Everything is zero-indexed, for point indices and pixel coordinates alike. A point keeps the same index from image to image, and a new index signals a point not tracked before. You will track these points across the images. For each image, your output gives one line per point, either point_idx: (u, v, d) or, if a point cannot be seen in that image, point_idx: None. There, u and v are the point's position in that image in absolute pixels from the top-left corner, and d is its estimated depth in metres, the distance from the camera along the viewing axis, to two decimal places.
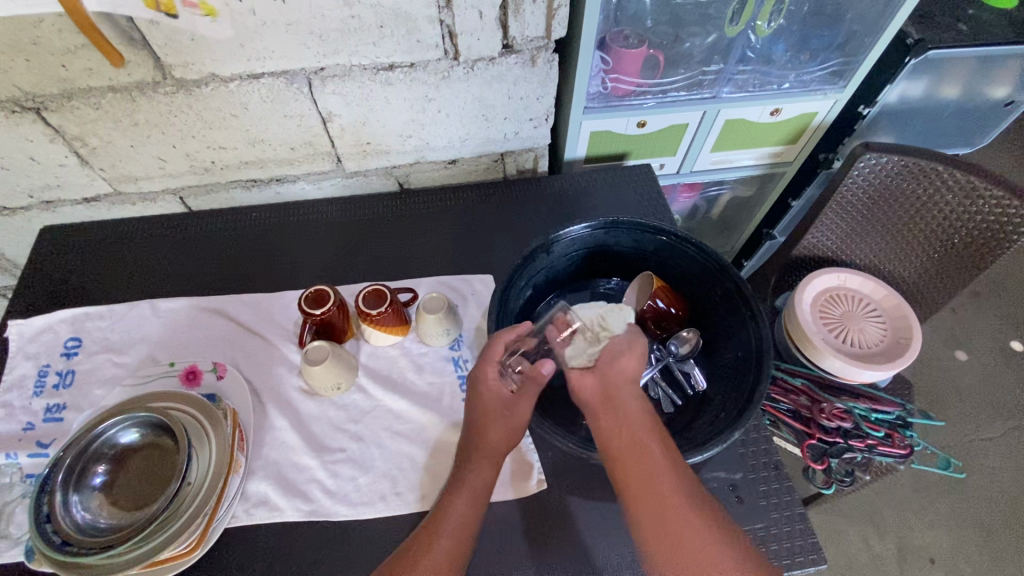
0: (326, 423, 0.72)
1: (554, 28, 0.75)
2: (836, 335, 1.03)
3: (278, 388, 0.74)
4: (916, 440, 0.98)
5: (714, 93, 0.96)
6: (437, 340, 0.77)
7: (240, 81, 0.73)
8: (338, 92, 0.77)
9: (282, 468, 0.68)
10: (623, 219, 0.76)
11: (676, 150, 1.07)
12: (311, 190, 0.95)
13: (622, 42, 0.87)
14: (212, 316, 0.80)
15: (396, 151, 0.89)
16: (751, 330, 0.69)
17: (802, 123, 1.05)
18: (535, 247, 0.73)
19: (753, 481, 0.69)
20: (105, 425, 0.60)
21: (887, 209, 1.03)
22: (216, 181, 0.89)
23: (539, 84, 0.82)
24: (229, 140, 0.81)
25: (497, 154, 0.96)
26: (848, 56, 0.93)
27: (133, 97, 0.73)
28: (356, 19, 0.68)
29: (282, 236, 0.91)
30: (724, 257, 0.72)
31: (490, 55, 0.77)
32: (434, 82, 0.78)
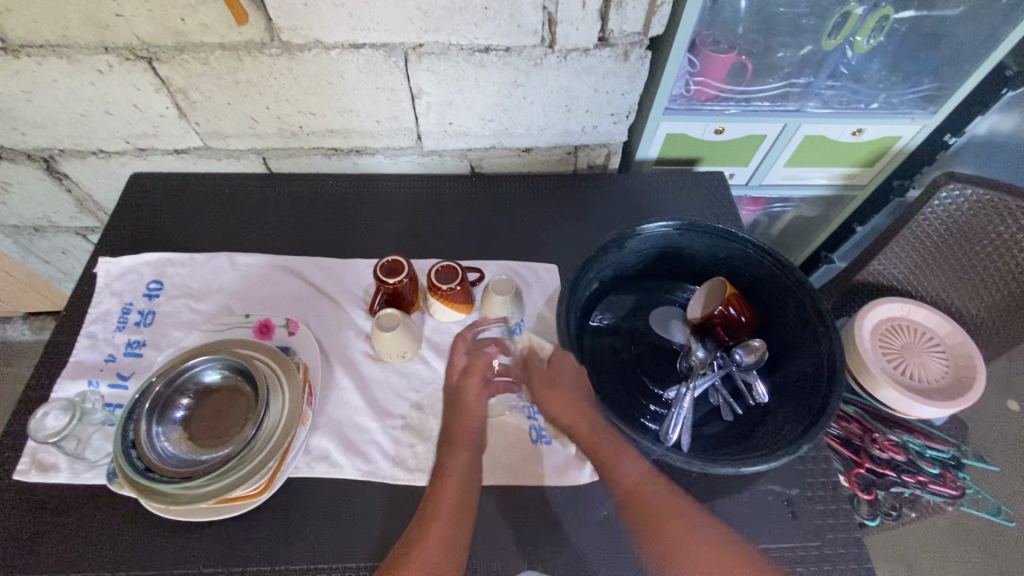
0: (388, 388, 0.74)
1: (652, 25, 0.75)
2: (895, 367, 1.00)
3: (344, 350, 0.76)
4: (968, 482, 0.97)
5: (799, 107, 0.94)
6: (500, 321, 0.78)
7: (341, 50, 0.75)
8: (432, 69, 0.78)
9: (344, 427, 0.70)
10: (700, 222, 0.76)
11: (749, 161, 1.05)
12: (387, 164, 0.97)
13: (712, 46, 0.87)
14: (286, 275, 0.83)
15: (475, 134, 0.90)
16: (823, 345, 0.68)
17: (882, 146, 1.02)
18: (609, 240, 0.75)
19: (809, 499, 0.68)
20: (192, 364, 0.63)
21: (965, 242, 1.00)
22: (299, 146, 0.92)
23: (627, 80, 0.82)
24: (321, 107, 0.84)
25: (572, 147, 0.96)
26: (943, 81, 0.91)
27: (239, 56, 0.76)
28: None
29: (355, 206, 0.93)
30: (800, 271, 0.72)
31: (585, 47, 0.77)
32: (525, 68, 0.79)
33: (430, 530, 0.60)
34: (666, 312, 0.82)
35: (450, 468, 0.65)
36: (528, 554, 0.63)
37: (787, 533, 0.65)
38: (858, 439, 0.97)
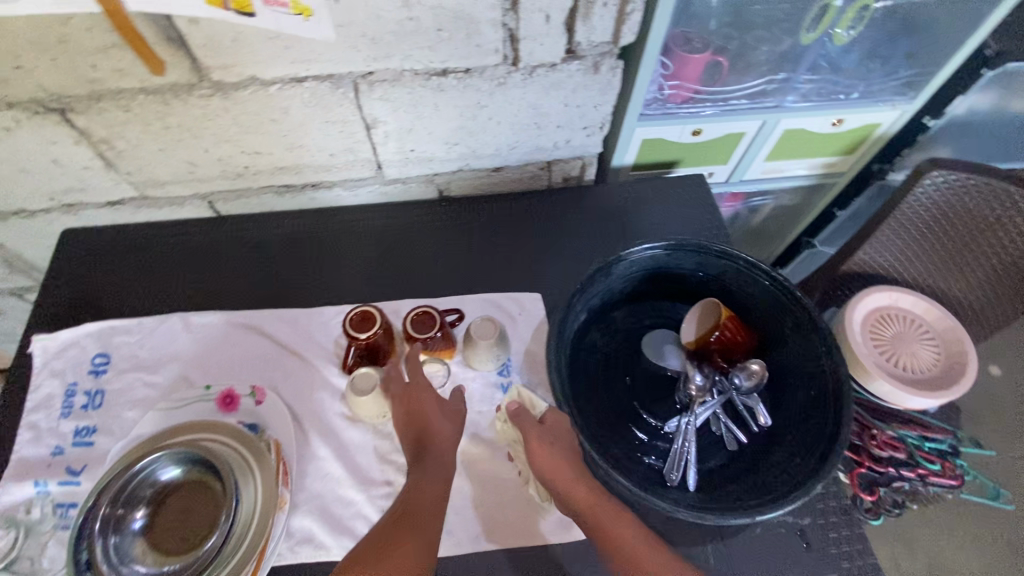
0: (371, 453, 0.68)
1: (623, 33, 0.69)
2: (887, 358, 1.00)
3: (319, 414, 0.70)
4: (966, 469, 0.96)
5: (778, 102, 0.90)
6: (486, 365, 0.73)
7: (282, 85, 0.68)
8: (386, 97, 0.71)
9: (326, 502, 0.65)
10: (687, 241, 0.71)
11: (728, 159, 1.01)
12: (347, 197, 0.89)
13: (684, 45, 0.82)
14: (247, 333, 0.76)
15: (439, 158, 0.83)
16: (826, 366, 0.65)
17: (862, 134, 0.99)
18: (595, 271, 0.69)
19: (822, 527, 0.65)
20: (141, 466, 0.56)
21: (950, 227, 0.98)
22: (249, 186, 0.84)
23: (599, 92, 0.76)
24: (266, 145, 0.76)
25: (545, 162, 0.90)
26: (923, 66, 0.87)
27: (166, 100, 0.67)
28: (413, 21, 0.62)
29: (316, 245, 0.86)
30: (798, 289, 0.68)
31: (552, 61, 0.70)
32: (489, 89, 0.72)
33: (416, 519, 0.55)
34: (661, 335, 0.77)
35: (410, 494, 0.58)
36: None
37: (802, 566, 0.63)
38: (857, 438, 0.94)
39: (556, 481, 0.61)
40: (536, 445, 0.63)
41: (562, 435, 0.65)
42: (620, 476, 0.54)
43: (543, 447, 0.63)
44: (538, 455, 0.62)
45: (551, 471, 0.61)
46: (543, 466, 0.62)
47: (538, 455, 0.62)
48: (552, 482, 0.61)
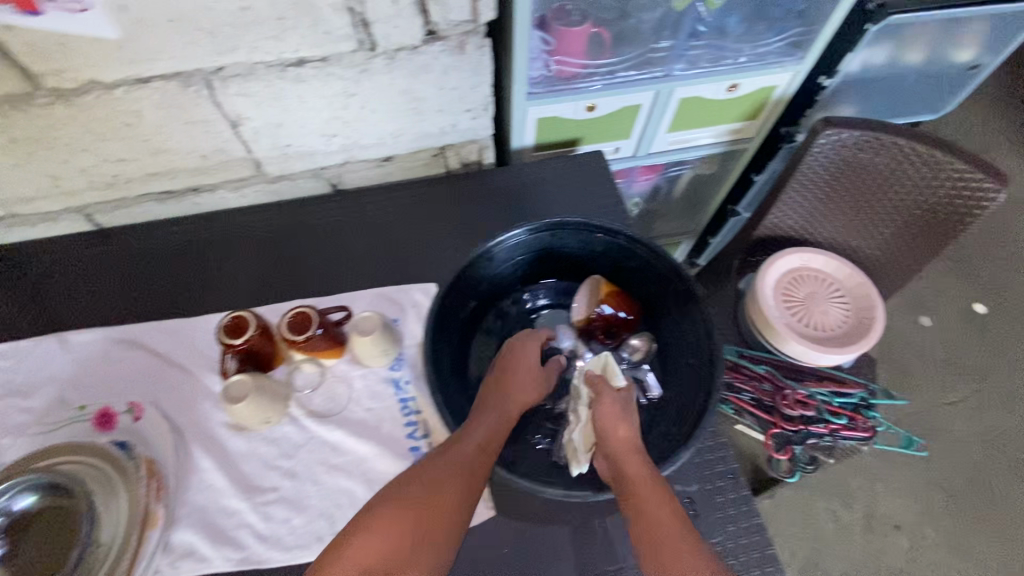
0: (257, 460, 0.67)
1: (481, 10, 0.67)
2: (799, 319, 1.01)
3: (203, 425, 0.69)
4: (880, 420, 0.98)
5: (666, 71, 0.89)
6: (375, 360, 0.71)
7: (127, 87, 0.64)
8: (243, 92, 0.68)
9: (209, 514, 0.63)
10: (567, 220, 0.70)
11: (630, 132, 1.00)
12: (233, 199, 0.86)
13: (564, 19, 0.80)
14: (129, 348, 0.74)
15: (321, 152, 0.81)
16: (702, 334, 0.65)
17: (759, 98, 0.99)
18: (472, 257, 0.68)
19: (708, 493, 0.66)
20: None
21: (851, 184, 0.99)
22: (124, 196, 0.80)
23: (472, 73, 0.74)
24: (129, 151, 0.73)
25: (437, 149, 0.88)
26: (807, 25, 0.87)
27: (3, 111, 0.64)
28: (249, 10, 0.60)
29: (204, 251, 0.83)
30: (674, 259, 0.68)
31: (413, 44, 0.68)
32: (352, 76, 0.70)
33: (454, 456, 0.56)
34: (552, 318, 0.78)
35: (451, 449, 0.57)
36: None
37: None
38: (769, 400, 0.98)
39: (618, 447, 0.58)
40: (610, 403, 0.62)
41: (632, 410, 0.63)
42: (547, 492, 0.54)
43: (625, 411, 0.61)
44: (605, 417, 0.61)
45: (621, 436, 0.59)
46: (605, 426, 0.60)
47: (609, 413, 0.60)
48: (609, 445, 0.59)
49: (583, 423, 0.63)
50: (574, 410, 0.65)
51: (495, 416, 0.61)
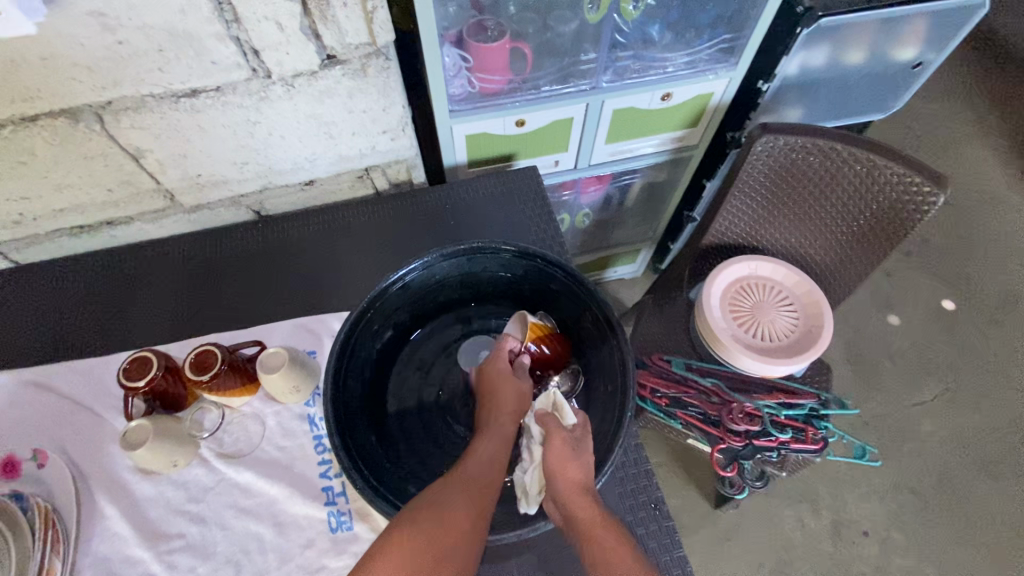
0: (164, 505, 0.64)
1: (379, 32, 0.65)
2: (747, 330, 0.98)
3: (109, 470, 0.66)
4: (831, 431, 0.95)
5: (594, 83, 0.87)
6: (288, 397, 0.69)
7: (12, 126, 0.62)
8: (138, 125, 0.66)
9: (110, 565, 0.61)
10: (483, 245, 0.68)
11: (567, 145, 0.98)
12: (153, 230, 0.84)
13: (479, 34, 0.78)
14: (38, 391, 0.72)
15: (236, 179, 0.79)
16: (617, 361, 0.63)
17: (697, 105, 0.96)
18: (381, 288, 0.66)
19: (631, 525, 0.64)
20: None
21: (794, 190, 0.97)
22: (35, 233, 0.78)
23: (381, 95, 0.72)
24: (30, 188, 0.71)
25: (361, 170, 0.86)
26: (735, 31, 0.85)
27: None
28: (125, 44, 0.57)
29: (122, 286, 0.81)
30: (591, 283, 0.66)
31: (310, 69, 0.66)
32: (252, 104, 0.68)
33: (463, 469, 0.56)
34: (476, 344, 0.74)
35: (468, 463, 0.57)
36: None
37: None
38: (717, 414, 0.93)
39: (566, 489, 0.55)
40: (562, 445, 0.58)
41: (586, 447, 0.58)
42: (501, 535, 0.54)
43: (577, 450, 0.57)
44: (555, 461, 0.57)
45: (571, 481, 0.55)
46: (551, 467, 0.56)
47: (555, 452, 0.57)
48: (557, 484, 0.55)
49: (537, 463, 0.60)
50: (529, 448, 0.62)
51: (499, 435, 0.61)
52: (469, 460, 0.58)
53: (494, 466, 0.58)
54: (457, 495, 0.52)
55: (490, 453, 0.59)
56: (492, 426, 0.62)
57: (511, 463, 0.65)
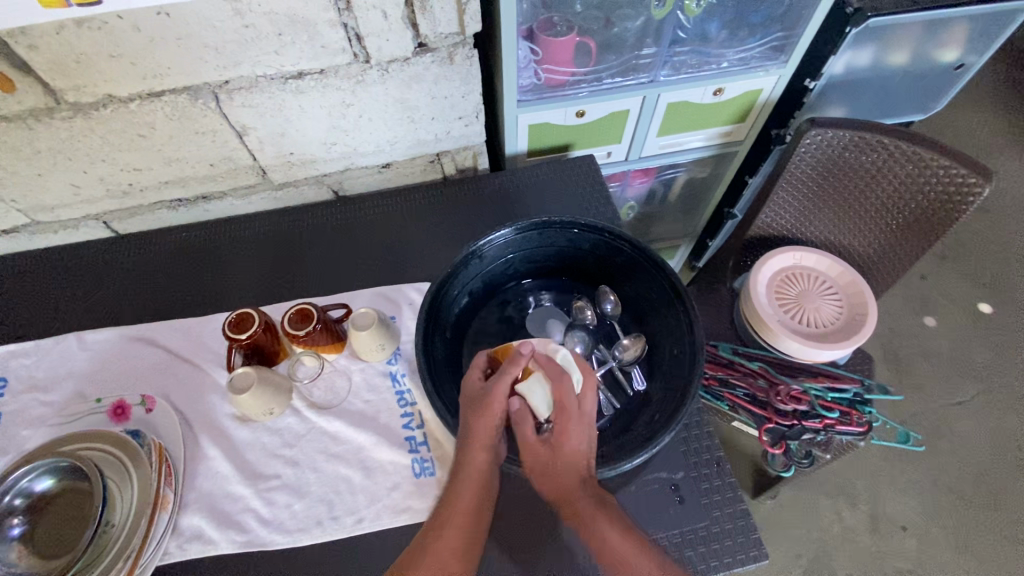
0: (260, 449, 0.70)
1: (468, 23, 0.71)
2: (793, 317, 1.02)
3: (210, 416, 0.72)
4: (875, 416, 0.98)
5: (652, 76, 0.93)
6: (372, 355, 0.75)
7: (140, 101, 0.70)
8: (247, 104, 0.73)
9: (215, 500, 0.67)
10: (554, 219, 0.74)
11: (621, 137, 1.04)
12: (241, 206, 0.92)
13: (550, 30, 0.84)
14: (142, 345, 0.78)
15: (322, 159, 0.86)
16: (684, 327, 0.68)
17: (746, 101, 1.01)
18: (463, 256, 0.71)
19: (694, 480, 0.68)
20: (16, 477, 0.58)
21: (839, 182, 1.00)
22: (138, 204, 0.86)
23: (461, 82, 0.79)
24: (143, 161, 0.78)
25: (433, 155, 0.92)
26: (788, 29, 0.90)
27: (29, 125, 0.69)
28: (250, 28, 0.64)
29: (214, 256, 0.88)
30: (658, 255, 0.71)
31: (404, 56, 0.73)
32: (348, 87, 0.75)
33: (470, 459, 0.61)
34: (544, 312, 0.79)
35: (461, 490, 0.61)
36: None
37: (676, 520, 0.65)
38: (764, 396, 0.99)
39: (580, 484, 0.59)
40: (562, 435, 0.60)
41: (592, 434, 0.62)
42: None
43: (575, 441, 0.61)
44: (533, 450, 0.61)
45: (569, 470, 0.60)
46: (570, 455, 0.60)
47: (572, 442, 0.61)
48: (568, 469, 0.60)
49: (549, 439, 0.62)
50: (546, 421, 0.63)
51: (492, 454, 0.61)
52: (461, 484, 0.61)
53: (483, 482, 0.61)
54: (455, 528, 0.58)
55: (482, 466, 0.61)
56: (480, 447, 0.61)
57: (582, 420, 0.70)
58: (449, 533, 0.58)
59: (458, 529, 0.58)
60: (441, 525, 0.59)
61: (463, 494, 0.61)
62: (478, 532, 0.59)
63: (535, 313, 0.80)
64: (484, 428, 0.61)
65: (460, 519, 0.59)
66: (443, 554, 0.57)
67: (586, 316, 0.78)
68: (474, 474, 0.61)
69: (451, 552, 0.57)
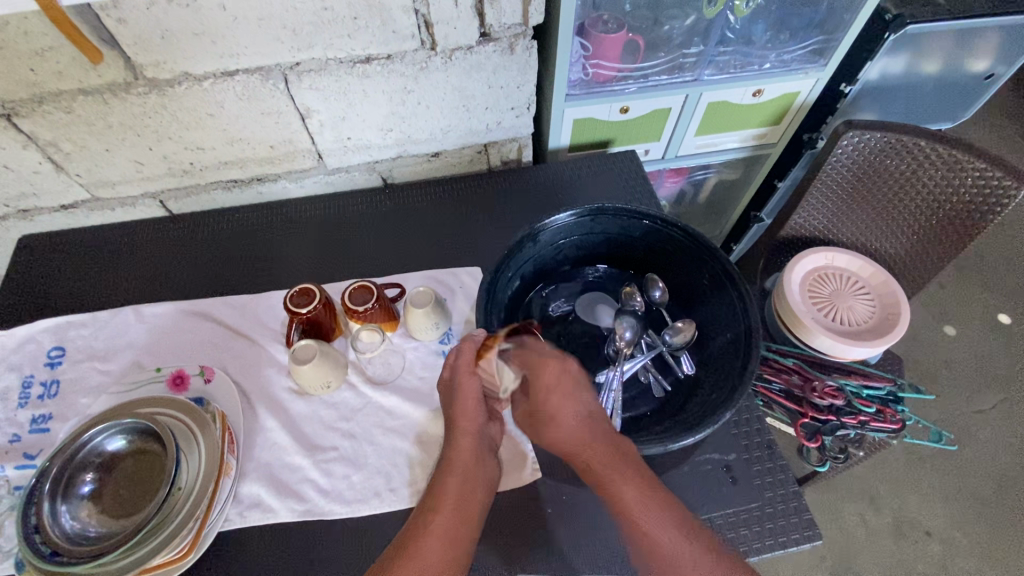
0: (318, 422, 0.71)
1: (531, 14, 0.74)
2: (825, 314, 1.03)
3: (267, 389, 0.74)
4: (909, 415, 0.99)
5: (696, 76, 0.96)
6: (426, 334, 0.76)
7: (213, 79, 0.72)
8: (314, 86, 0.75)
9: (274, 469, 0.68)
10: (608, 206, 0.76)
11: (660, 134, 1.07)
12: (293, 189, 0.94)
13: (601, 27, 0.86)
14: (198, 320, 0.80)
15: (377, 145, 0.88)
16: (738, 310, 0.70)
17: (783, 103, 1.04)
18: (521, 237, 0.73)
19: (746, 461, 0.70)
20: (91, 434, 0.60)
21: (871, 185, 1.02)
22: (195, 183, 0.88)
23: (519, 72, 0.81)
24: (207, 140, 0.80)
25: (481, 145, 0.95)
26: (829, 34, 0.93)
27: (105, 99, 0.71)
28: (329, 11, 0.67)
29: (266, 236, 0.90)
30: (711, 242, 0.73)
31: (468, 44, 0.76)
32: (412, 73, 0.77)
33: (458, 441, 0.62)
34: (592, 297, 0.83)
35: (450, 477, 0.59)
36: (491, 555, 0.63)
37: (729, 498, 0.67)
38: (800, 391, 1.00)
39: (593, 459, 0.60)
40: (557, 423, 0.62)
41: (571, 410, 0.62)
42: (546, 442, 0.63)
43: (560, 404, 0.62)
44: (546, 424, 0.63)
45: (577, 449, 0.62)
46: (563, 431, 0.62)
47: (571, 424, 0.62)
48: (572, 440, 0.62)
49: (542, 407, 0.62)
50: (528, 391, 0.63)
51: (476, 437, 0.63)
52: (450, 474, 0.60)
53: (467, 472, 0.60)
54: (444, 515, 0.56)
55: (469, 450, 0.62)
56: (463, 432, 0.62)
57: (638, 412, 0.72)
58: (438, 522, 0.55)
59: (450, 513, 0.56)
60: (431, 513, 0.57)
61: (451, 482, 0.59)
62: (469, 519, 0.57)
63: (583, 300, 0.82)
64: (462, 413, 0.63)
65: (443, 515, 0.56)
66: (433, 539, 0.54)
67: (635, 302, 0.81)
68: (461, 462, 0.61)
69: (440, 538, 0.54)
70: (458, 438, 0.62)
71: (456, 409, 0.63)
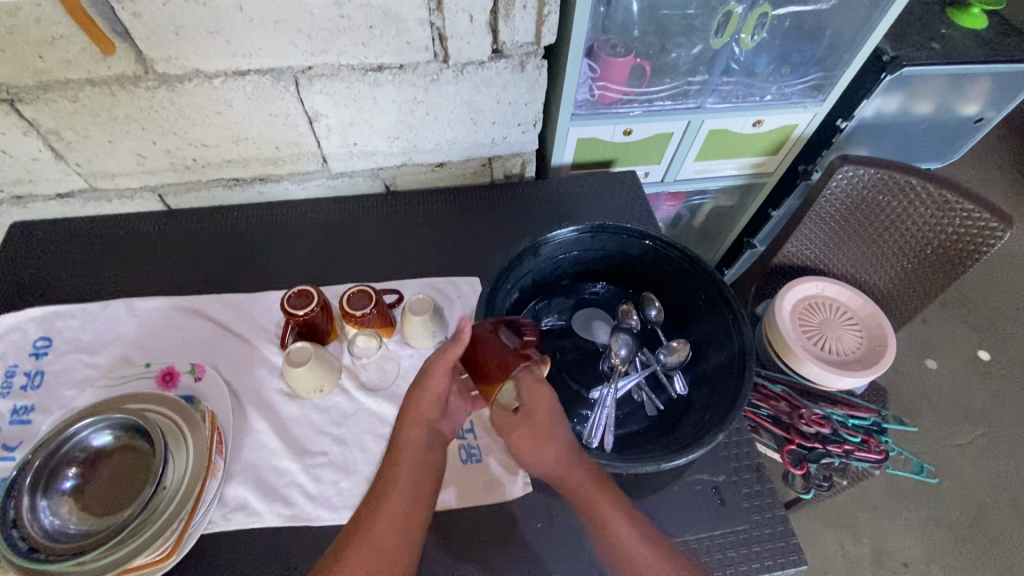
0: (308, 425, 0.71)
1: (543, 35, 0.76)
2: (814, 343, 1.04)
3: (258, 390, 0.73)
4: (891, 446, 1.00)
5: (699, 103, 0.98)
6: (422, 342, 0.76)
7: (224, 78, 0.72)
8: (325, 91, 0.76)
9: (260, 472, 0.67)
10: (608, 224, 0.77)
11: (661, 158, 1.09)
12: (296, 190, 0.94)
13: (609, 50, 0.88)
14: (192, 317, 0.78)
15: (382, 153, 0.89)
16: (732, 332, 0.71)
17: (782, 134, 1.07)
18: (523, 249, 0.73)
19: (734, 484, 0.70)
20: (77, 428, 0.59)
21: (864, 219, 1.04)
22: (195, 179, 0.88)
23: (528, 90, 0.83)
24: (214, 137, 0.80)
25: (485, 158, 0.95)
26: (827, 70, 0.96)
27: (113, 91, 0.71)
28: (345, 18, 0.68)
29: (264, 235, 0.89)
30: (709, 264, 0.74)
31: (480, 59, 0.77)
32: (423, 84, 0.78)
33: (411, 430, 0.61)
34: (588, 313, 0.83)
35: (401, 466, 0.59)
36: (478, 566, 0.62)
37: (716, 520, 0.67)
38: (787, 418, 1.02)
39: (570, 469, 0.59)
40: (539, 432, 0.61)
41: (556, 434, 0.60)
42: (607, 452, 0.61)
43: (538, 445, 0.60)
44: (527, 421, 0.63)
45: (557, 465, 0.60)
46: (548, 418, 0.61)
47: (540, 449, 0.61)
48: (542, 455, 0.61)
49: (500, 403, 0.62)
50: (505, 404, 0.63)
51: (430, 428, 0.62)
52: (401, 461, 0.59)
53: (418, 464, 0.59)
54: (396, 501, 0.56)
55: (421, 440, 0.61)
56: (415, 422, 0.61)
57: (631, 433, 0.72)
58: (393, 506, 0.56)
59: (402, 501, 0.56)
60: (383, 497, 0.56)
61: (404, 469, 0.59)
62: (419, 507, 0.57)
63: (578, 315, 0.83)
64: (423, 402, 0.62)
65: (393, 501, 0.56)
66: (387, 523, 0.55)
67: (631, 320, 0.82)
68: (412, 450, 0.60)
69: (391, 524, 0.55)
70: (411, 425, 0.61)
71: (414, 400, 0.62)
